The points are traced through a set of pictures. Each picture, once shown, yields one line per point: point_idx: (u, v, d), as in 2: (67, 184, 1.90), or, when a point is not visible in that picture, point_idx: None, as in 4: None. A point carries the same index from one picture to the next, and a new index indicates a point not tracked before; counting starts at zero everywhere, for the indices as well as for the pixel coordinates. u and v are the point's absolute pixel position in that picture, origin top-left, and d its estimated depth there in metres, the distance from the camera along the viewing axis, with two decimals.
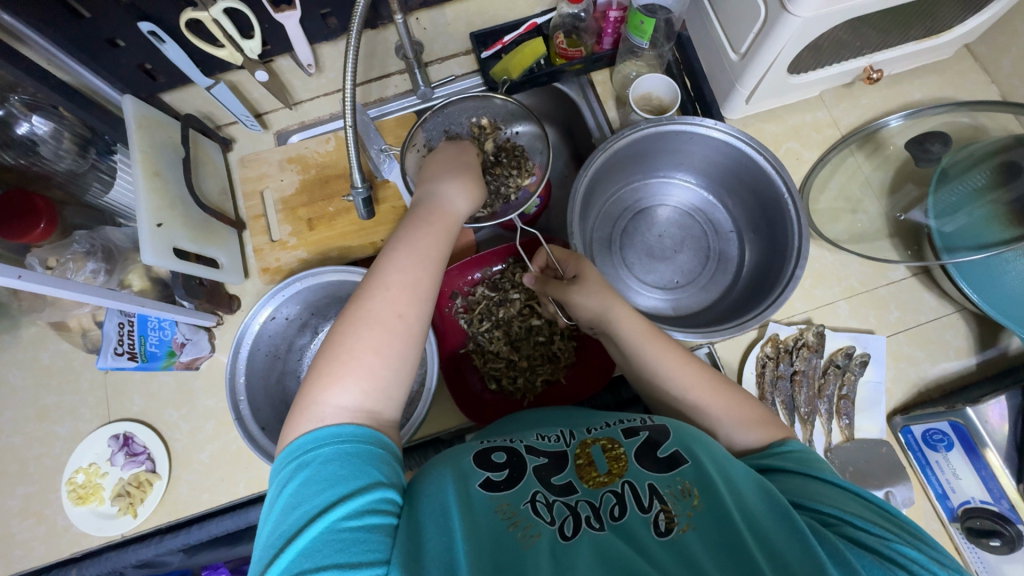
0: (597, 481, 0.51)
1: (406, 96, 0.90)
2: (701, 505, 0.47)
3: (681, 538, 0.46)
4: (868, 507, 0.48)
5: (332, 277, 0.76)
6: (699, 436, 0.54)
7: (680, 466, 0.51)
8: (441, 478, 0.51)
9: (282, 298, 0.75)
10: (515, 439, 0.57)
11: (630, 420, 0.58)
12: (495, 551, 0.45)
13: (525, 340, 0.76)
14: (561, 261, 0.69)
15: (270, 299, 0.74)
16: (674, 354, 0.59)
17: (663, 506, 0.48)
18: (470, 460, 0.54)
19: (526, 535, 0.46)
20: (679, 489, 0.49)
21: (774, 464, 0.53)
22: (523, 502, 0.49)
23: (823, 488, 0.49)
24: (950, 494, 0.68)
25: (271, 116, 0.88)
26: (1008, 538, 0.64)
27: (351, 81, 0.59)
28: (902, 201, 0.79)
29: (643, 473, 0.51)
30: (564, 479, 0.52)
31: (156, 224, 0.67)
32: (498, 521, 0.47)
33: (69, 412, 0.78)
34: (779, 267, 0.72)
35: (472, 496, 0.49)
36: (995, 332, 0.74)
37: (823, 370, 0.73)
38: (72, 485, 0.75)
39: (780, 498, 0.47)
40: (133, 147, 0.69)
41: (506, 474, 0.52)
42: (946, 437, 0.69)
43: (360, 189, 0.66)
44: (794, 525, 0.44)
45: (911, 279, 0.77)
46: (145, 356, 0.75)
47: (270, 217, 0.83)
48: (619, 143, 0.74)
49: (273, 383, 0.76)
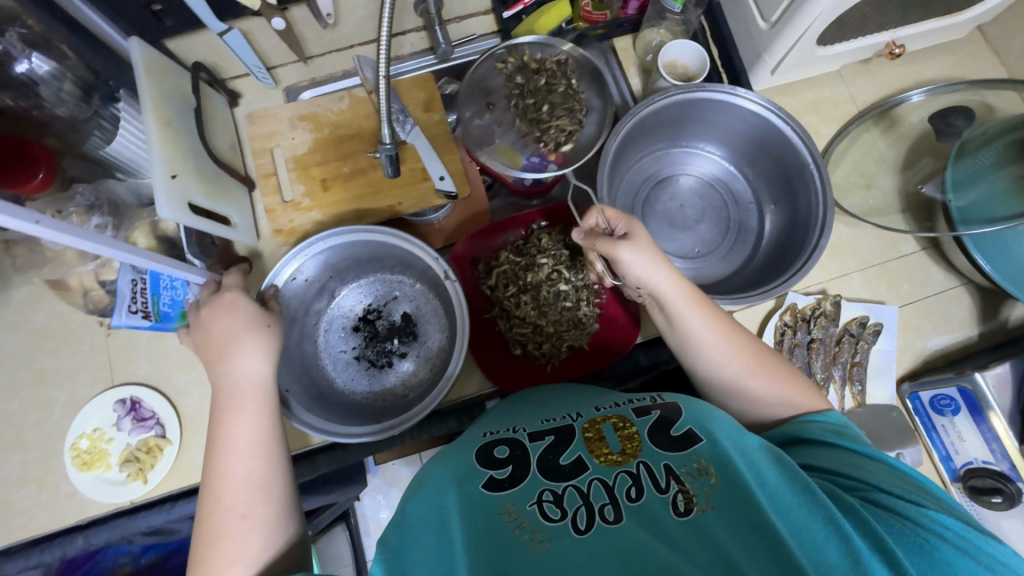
0: (610, 460, 0.51)
1: (422, 55, 0.87)
2: (718, 481, 0.47)
3: (701, 518, 0.45)
4: (900, 478, 0.50)
5: (357, 235, 0.73)
6: (712, 411, 0.53)
7: (694, 445, 0.50)
8: (441, 483, 0.51)
9: (304, 257, 0.72)
10: (518, 429, 0.57)
11: (641, 400, 0.58)
12: (496, 550, 0.45)
13: (552, 308, 0.75)
14: (612, 220, 0.66)
15: (292, 257, 0.71)
16: (714, 338, 0.61)
17: (680, 486, 0.48)
18: (472, 458, 0.54)
19: (533, 540, 0.45)
20: (695, 468, 0.49)
21: (810, 435, 0.55)
22: (528, 502, 0.48)
23: (860, 461, 0.51)
24: (954, 456, 0.72)
25: (280, 70, 0.84)
26: (1008, 495, 0.68)
27: (387, 30, 0.56)
28: (916, 176, 0.81)
29: (658, 454, 0.51)
30: (571, 457, 0.52)
31: (171, 175, 0.63)
32: (499, 522, 0.47)
33: (69, 376, 0.74)
34: (802, 237, 0.73)
35: (475, 497, 0.49)
36: (997, 304, 0.77)
37: (838, 338, 0.75)
38: (76, 451, 0.72)
39: (799, 468, 0.47)
40: (143, 93, 0.64)
41: (508, 471, 0.52)
42: (954, 402, 0.72)
43: (387, 145, 0.66)
44: (814, 497, 0.45)
45: (921, 252, 0.79)
46: (159, 315, 0.70)
47: (282, 176, 0.80)
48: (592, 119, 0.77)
49: (293, 345, 0.74)
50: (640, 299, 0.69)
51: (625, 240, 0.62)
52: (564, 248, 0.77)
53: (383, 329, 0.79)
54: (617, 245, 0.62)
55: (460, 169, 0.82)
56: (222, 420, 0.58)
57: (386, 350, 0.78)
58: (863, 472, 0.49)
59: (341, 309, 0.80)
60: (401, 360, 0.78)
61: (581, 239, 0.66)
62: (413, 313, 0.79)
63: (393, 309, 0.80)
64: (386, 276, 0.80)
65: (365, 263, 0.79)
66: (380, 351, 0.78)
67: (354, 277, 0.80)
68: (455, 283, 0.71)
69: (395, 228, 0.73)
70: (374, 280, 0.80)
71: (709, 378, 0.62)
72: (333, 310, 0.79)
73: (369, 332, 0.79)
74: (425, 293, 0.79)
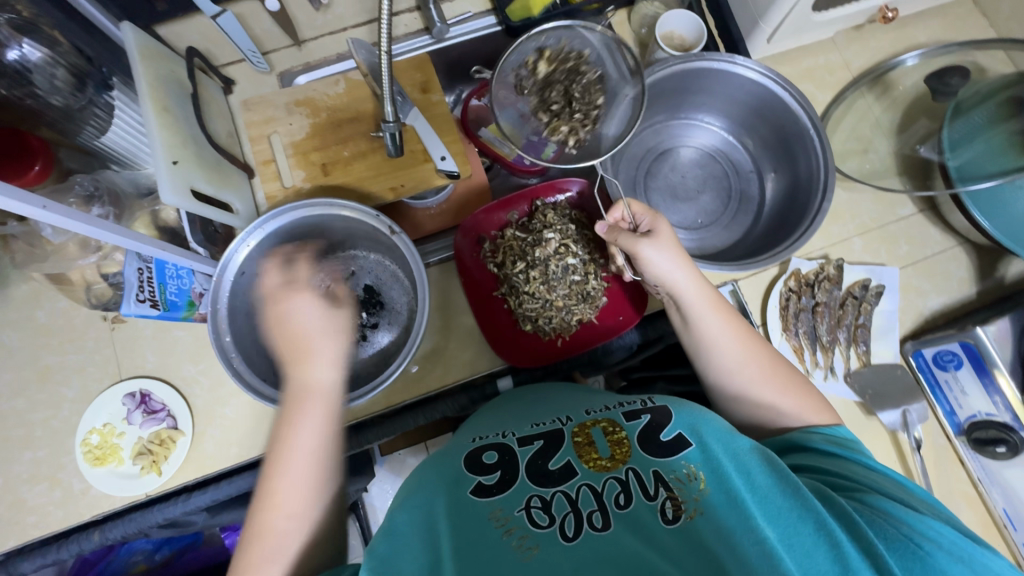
0: (599, 465, 0.51)
1: (416, 36, 0.86)
2: (708, 488, 0.47)
3: (690, 525, 0.46)
4: (896, 487, 0.51)
5: (298, 214, 0.69)
6: (704, 414, 0.53)
7: (684, 450, 0.50)
8: (429, 493, 0.52)
9: (247, 245, 0.68)
10: (508, 434, 0.58)
11: (632, 403, 0.57)
12: (481, 556, 0.45)
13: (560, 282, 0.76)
14: (636, 215, 0.67)
15: (239, 245, 0.67)
16: (730, 342, 0.62)
17: (669, 493, 0.48)
18: (461, 466, 0.55)
19: (520, 544, 0.46)
20: (685, 473, 0.49)
21: (813, 446, 0.56)
22: (515, 509, 0.49)
23: (862, 473, 0.52)
24: (957, 410, 0.73)
25: (274, 55, 0.83)
26: (1013, 445, 0.70)
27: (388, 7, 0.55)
28: (911, 139, 0.82)
29: (647, 459, 0.50)
30: (560, 462, 0.52)
31: (172, 161, 0.62)
32: (487, 527, 0.48)
33: (76, 372, 0.74)
34: (805, 201, 0.74)
35: (464, 505, 0.50)
36: (995, 262, 0.79)
37: (842, 301, 0.77)
38: (87, 447, 0.71)
39: (790, 471, 0.49)
40: (139, 78, 0.63)
41: (496, 476, 0.53)
42: (956, 357, 0.74)
43: (390, 123, 0.67)
44: (806, 501, 0.46)
45: (919, 214, 0.80)
46: (166, 305, 0.70)
47: (281, 162, 0.78)
48: (617, 111, 0.76)
49: (261, 340, 0.72)
50: (657, 295, 0.70)
51: (647, 237, 0.63)
52: (569, 221, 0.77)
53: None
54: (638, 242, 0.63)
55: (461, 149, 0.81)
56: (294, 420, 0.58)
57: (358, 325, 0.77)
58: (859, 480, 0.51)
59: None
60: (375, 331, 0.77)
61: (603, 233, 0.67)
62: (374, 283, 0.78)
63: (353, 285, 0.78)
64: (337, 256, 0.78)
65: (309, 247, 0.75)
66: (352, 327, 0.77)
67: None
68: (403, 235, 0.69)
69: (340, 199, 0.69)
70: (327, 262, 0.78)
71: (717, 378, 0.63)
72: None
73: None
74: (382, 261, 0.79)
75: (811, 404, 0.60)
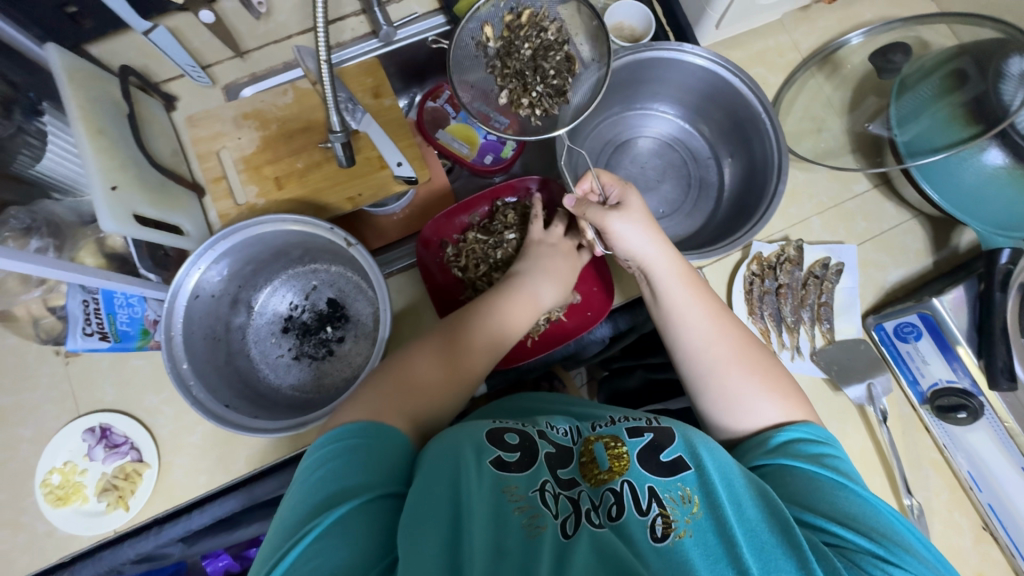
0: (598, 479, 0.52)
1: (364, 40, 0.84)
2: (700, 512, 0.48)
3: (677, 545, 0.46)
4: (874, 520, 0.49)
5: (251, 231, 0.67)
6: (707, 439, 0.53)
7: (682, 472, 0.51)
8: (455, 449, 0.51)
9: (201, 267, 0.65)
10: (527, 424, 0.58)
11: (637, 419, 0.58)
12: (496, 535, 0.45)
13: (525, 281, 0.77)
14: (605, 186, 0.68)
15: (190, 268, 0.64)
16: (702, 319, 0.63)
17: (661, 511, 0.48)
18: (482, 436, 0.53)
19: (531, 524, 0.46)
20: (680, 495, 0.49)
21: (792, 464, 0.54)
22: (530, 489, 0.49)
23: (837, 501, 0.50)
24: (920, 379, 0.75)
25: (217, 68, 0.80)
26: (973, 409, 0.70)
27: (322, 17, 0.53)
28: (863, 116, 0.83)
29: (644, 476, 0.51)
30: (569, 474, 0.53)
31: (111, 186, 0.60)
32: (502, 502, 0.47)
33: (30, 411, 0.71)
34: (761, 184, 0.74)
35: (484, 473, 0.49)
36: (948, 232, 0.81)
37: (804, 281, 0.78)
38: (48, 487, 0.69)
39: (782, 505, 0.49)
40: (68, 101, 0.61)
41: (517, 455, 0.52)
42: (916, 329, 0.74)
43: (338, 133, 0.65)
44: (789, 532, 0.47)
45: (873, 190, 0.82)
46: (118, 335, 0.68)
47: (232, 178, 0.76)
48: (586, 79, 0.76)
49: (223, 363, 0.70)
50: (630, 269, 0.71)
51: (616, 210, 0.64)
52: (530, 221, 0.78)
53: (312, 321, 0.77)
54: (608, 214, 0.64)
55: (418, 154, 0.79)
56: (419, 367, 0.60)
57: (323, 340, 0.76)
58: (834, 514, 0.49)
59: (257, 318, 0.75)
60: (342, 343, 0.76)
61: (571, 207, 0.68)
62: (338, 296, 0.77)
63: (317, 298, 0.77)
64: (298, 270, 0.77)
65: (268, 263, 0.74)
66: (317, 342, 0.76)
67: (260, 279, 0.75)
68: (359, 247, 0.67)
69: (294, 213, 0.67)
70: (288, 277, 0.77)
71: (684, 358, 0.62)
72: (256, 319, 0.75)
73: (299, 328, 0.76)
74: (343, 272, 0.77)
75: (777, 387, 0.59)
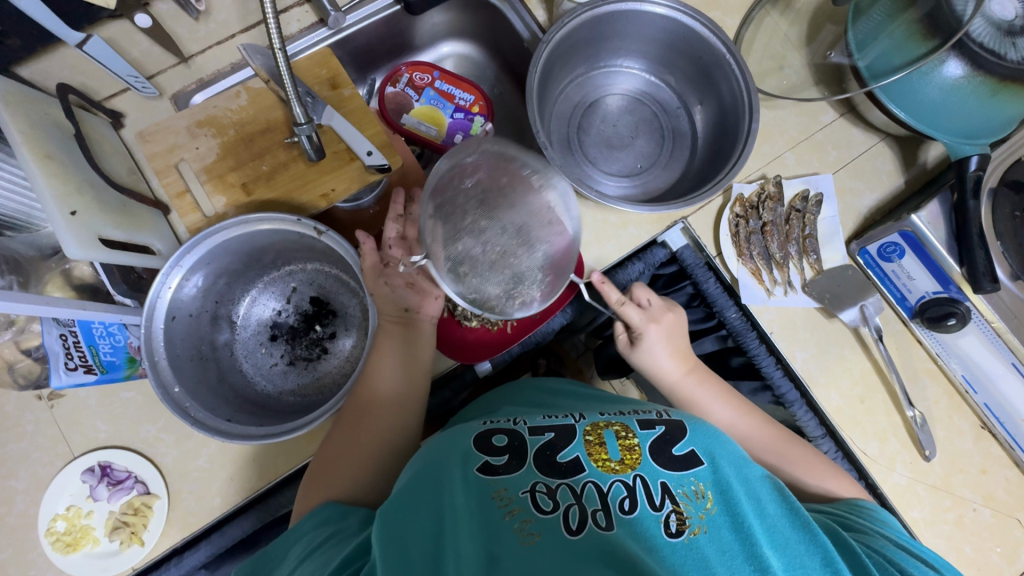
0: (608, 466, 0.50)
1: (313, 30, 0.81)
2: (714, 508, 0.47)
3: (694, 541, 0.44)
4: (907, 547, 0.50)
5: (211, 241, 0.64)
6: (718, 435, 0.53)
7: (694, 467, 0.50)
8: (440, 462, 0.52)
9: (176, 274, 0.63)
10: (519, 421, 0.58)
11: (646, 412, 0.57)
12: (481, 538, 0.45)
13: (494, 270, 0.69)
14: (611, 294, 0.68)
15: (169, 274, 0.62)
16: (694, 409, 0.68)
17: (674, 506, 0.47)
18: (470, 443, 0.54)
19: (523, 531, 0.45)
20: (692, 490, 0.48)
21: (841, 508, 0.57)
22: (521, 490, 0.48)
23: (883, 532, 0.52)
24: (908, 295, 0.78)
25: (161, 78, 0.76)
26: (961, 315, 0.71)
27: (271, 6, 0.51)
28: (821, 47, 0.84)
29: (656, 470, 0.50)
30: (570, 456, 0.51)
31: (70, 211, 0.57)
32: (491, 508, 0.47)
33: (21, 461, 0.67)
34: (734, 126, 0.75)
35: (470, 479, 0.50)
36: (916, 150, 0.83)
37: (787, 216, 0.80)
38: (54, 535, 0.66)
39: (800, 504, 0.49)
40: (8, 127, 0.57)
41: (506, 458, 0.52)
42: (898, 247, 0.76)
43: (303, 125, 0.64)
44: (811, 532, 0.47)
45: (840, 119, 0.83)
46: (104, 366, 0.66)
47: (197, 191, 0.71)
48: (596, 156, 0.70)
49: (214, 383, 0.67)
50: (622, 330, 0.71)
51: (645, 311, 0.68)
52: None
53: (299, 323, 0.75)
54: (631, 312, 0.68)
55: (387, 140, 0.76)
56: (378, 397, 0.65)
57: (314, 340, 0.75)
58: (877, 541, 0.50)
59: (243, 335, 0.73)
60: (334, 339, 0.75)
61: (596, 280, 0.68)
62: (320, 294, 0.76)
63: (300, 300, 0.75)
64: (274, 276, 0.75)
65: (245, 275, 0.72)
66: (309, 344, 0.74)
67: (239, 291, 0.72)
68: (331, 233, 0.67)
69: (265, 217, 0.65)
70: (264, 285, 0.74)
71: None
72: (241, 333, 0.73)
73: (287, 334, 0.74)
74: (321, 269, 0.75)
75: (782, 458, 0.63)
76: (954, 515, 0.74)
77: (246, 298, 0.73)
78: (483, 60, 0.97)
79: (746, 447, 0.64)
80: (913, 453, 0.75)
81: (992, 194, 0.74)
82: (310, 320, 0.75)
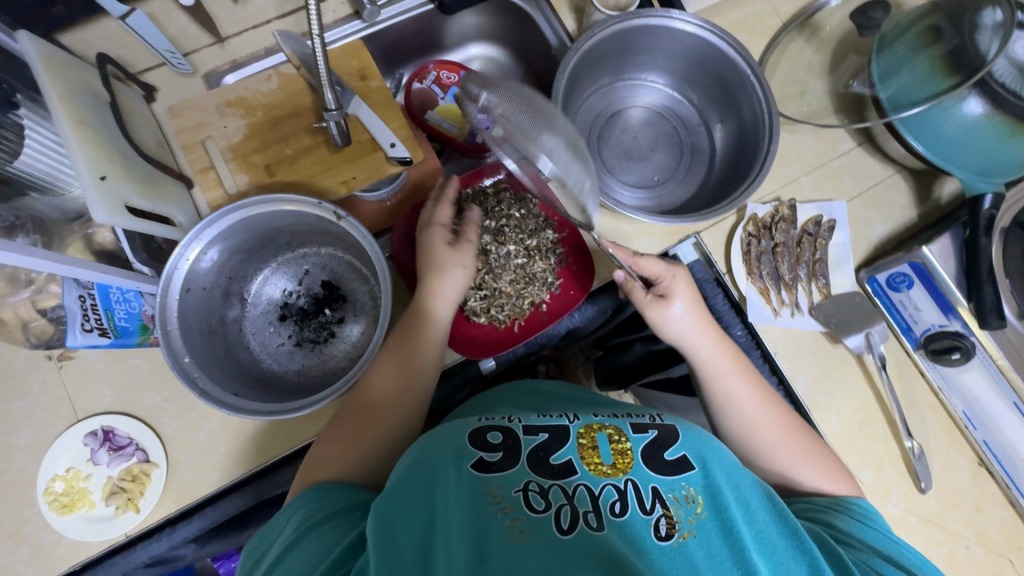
0: (600, 469, 0.50)
1: (346, 22, 0.83)
2: (705, 512, 0.47)
3: (683, 545, 0.45)
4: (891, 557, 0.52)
5: (230, 219, 0.65)
6: (711, 441, 0.53)
7: (686, 472, 0.50)
8: (434, 456, 0.53)
9: (196, 245, 0.64)
10: (514, 420, 0.58)
11: (640, 416, 0.57)
12: (473, 531, 0.45)
13: None
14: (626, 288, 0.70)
15: (189, 245, 0.63)
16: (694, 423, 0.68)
17: (664, 510, 0.47)
18: (465, 439, 0.54)
19: (514, 528, 0.46)
20: (683, 494, 0.48)
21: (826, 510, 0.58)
22: (513, 489, 0.49)
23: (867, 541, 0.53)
24: (914, 326, 0.78)
25: (196, 56, 0.78)
26: (965, 350, 0.73)
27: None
28: (843, 77, 0.85)
29: (648, 474, 0.50)
30: (563, 458, 0.52)
31: (99, 176, 0.58)
32: (484, 504, 0.48)
33: (25, 420, 0.68)
34: (753, 145, 0.76)
35: (463, 475, 0.50)
36: (930, 185, 0.84)
37: (799, 239, 0.81)
38: (51, 495, 0.66)
39: (788, 510, 0.50)
40: (47, 90, 0.58)
41: (500, 455, 0.52)
42: (907, 278, 0.77)
43: (332, 111, 0.65)
44: (801, 543, 0.48)
45: (858, 148, 0.84)
46: (118, 331, 0.67)
47: (221, 168, 0.72)
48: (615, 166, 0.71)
49: (222, 356, 0.68)
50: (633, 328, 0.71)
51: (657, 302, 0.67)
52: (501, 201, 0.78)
53: (309, 306, 0.76)
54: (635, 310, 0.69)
55: (411, 134, 0.77)
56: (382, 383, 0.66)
57: (323, 323, 0.75)
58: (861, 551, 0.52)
59: (254, 312, 0.74)
60: (343, 324, 0.75)
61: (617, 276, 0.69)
62: (332, 278, 0.76)
63: (311, 283, 0.76)
64: (287, 257, 0.76)
65: (261, 253, 0.73)
66: (317, 327, 0.75)
67: (253, 269, 0.74)
68: (350, 218, 0.67)
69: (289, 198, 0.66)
70: (278, 265, 0.75)
71: None
72: (250, 310, 0.74)
73: (297, 315, 0.75)
74: (334, 253, 0.76)
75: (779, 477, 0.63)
76: (946, 550, 0.74)
77: (259, 275, 0.74)
78: (509, 63, 0.98)
79: (743, 463, 0.64)
80: (909, 484, 0.75)
81: (1003, 234, 0.74)
82: (321, 302, 0.76)
